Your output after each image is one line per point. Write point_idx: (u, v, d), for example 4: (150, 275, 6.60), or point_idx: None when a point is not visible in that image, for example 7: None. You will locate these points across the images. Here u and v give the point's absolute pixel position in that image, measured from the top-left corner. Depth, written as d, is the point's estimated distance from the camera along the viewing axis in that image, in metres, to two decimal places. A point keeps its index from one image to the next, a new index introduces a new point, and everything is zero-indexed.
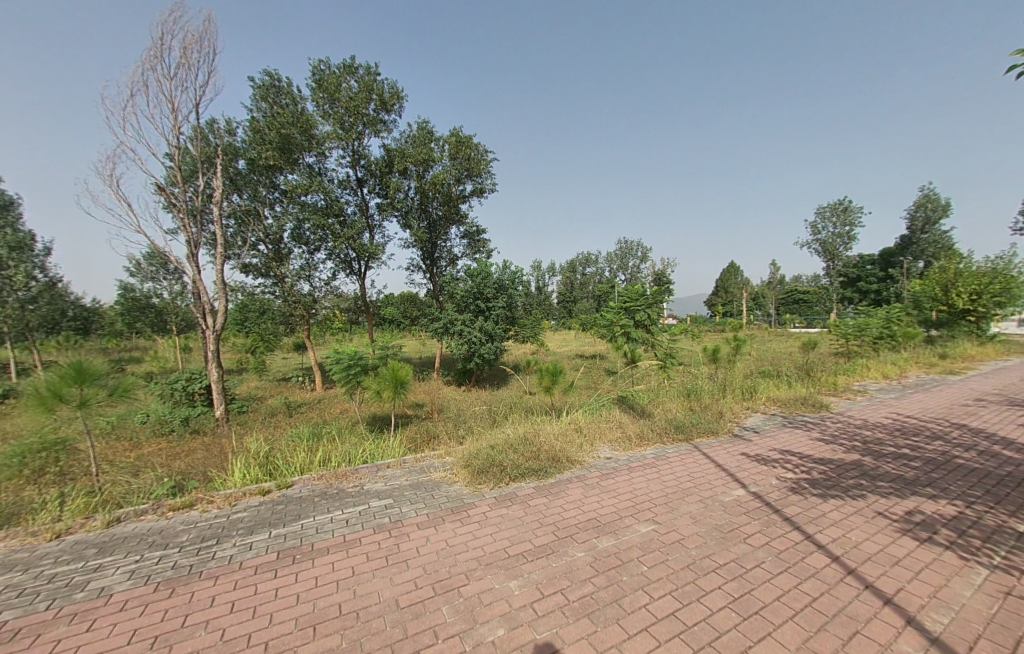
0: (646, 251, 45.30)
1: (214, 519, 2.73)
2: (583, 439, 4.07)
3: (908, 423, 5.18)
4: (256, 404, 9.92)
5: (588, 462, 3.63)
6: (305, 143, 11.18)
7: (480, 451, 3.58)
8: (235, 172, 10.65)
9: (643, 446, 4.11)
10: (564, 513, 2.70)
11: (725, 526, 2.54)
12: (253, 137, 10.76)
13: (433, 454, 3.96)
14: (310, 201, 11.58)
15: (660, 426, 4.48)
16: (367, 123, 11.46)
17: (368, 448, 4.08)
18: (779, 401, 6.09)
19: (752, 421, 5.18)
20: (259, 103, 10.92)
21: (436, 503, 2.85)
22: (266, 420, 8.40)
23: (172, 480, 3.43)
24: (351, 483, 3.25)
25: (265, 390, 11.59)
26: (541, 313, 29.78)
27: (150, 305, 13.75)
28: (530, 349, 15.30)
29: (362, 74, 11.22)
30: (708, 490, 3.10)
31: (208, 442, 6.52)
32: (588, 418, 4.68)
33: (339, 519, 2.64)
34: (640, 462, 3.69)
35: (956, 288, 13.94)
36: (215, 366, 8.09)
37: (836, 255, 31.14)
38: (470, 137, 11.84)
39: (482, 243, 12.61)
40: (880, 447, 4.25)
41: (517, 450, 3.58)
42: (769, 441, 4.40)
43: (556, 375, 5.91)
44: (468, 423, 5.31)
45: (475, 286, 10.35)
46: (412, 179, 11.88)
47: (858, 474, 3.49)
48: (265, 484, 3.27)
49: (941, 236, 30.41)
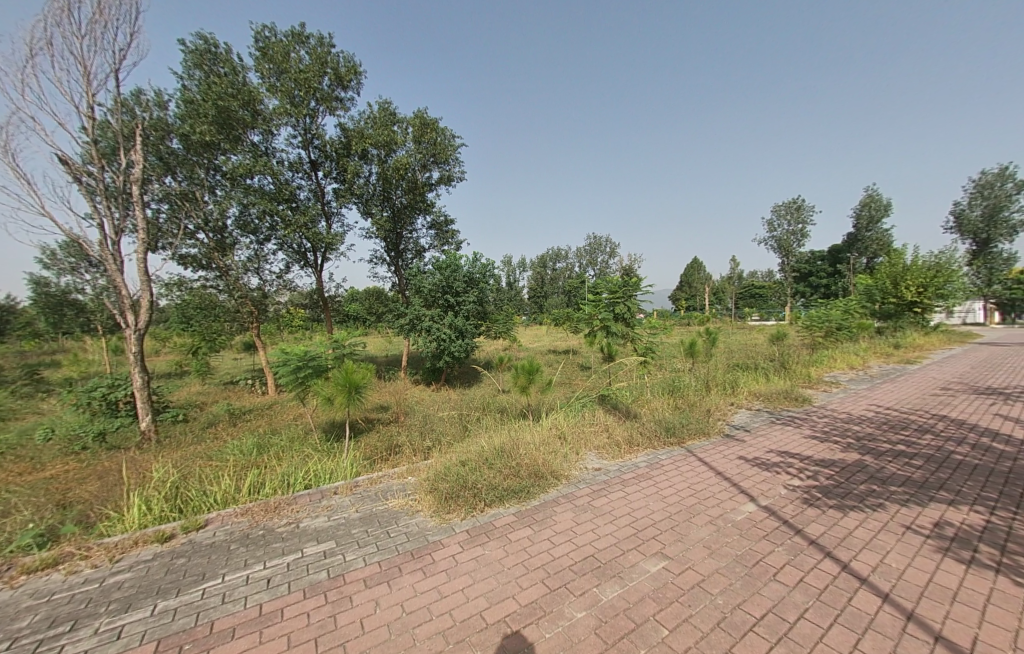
0: (615, 247, 45.87)
1: (81, 588, 2.02)
2: (567, 448, 3.57)
3: (892, 416, 5.04)
4: (196, 412, 8.85)
5: (575, 476, 3.13)
6: (249, 119, 10.07)
7: (449, 469, 2.99)
8: (167, 150, 9.44)
9: (633, 453, 3.65)
10: (554, 550, 2.17)
11: (747, 558, 2.09)
12: (188, 111, 9.56)
13: (393, 472, 3.34)
14: (256, 185, 10.47)
15: (649, 428, 4.05)
16: (321, 99, 10.47)
17: (314, 469, 3.41)
18: (762, 395, 5.86)
19: (740, 417, 4.87)
20: (192, 71, 9.64)
21: (391, 546, 2.24)
22: (203, 432, 7.41)
23: (39, 528, 2.64)
24: (282, 522, 2.58)
25: (208, 395, 10.43)
26: (512, 308, 29.44)
27: (69, 302, 12.11)
28: (502, 346, 14.78)
29: (313, 45, 10.18)
30: (715, 506, 2.66)
31: (127, 462, 5.54)
32: (570, 422, 4.17)
33: (257, 579, 1.99)
34: (633, 473, 3.22)
35: (905, 281, 14.53)
36: (140, 370, 7.02)
37: (791, 251, 32.52)
38: (436, 119, 11.08)
39: (450, 234, 11.90)
40: (875, 443, 4.02)
41: (493, 466, 3.02)
42: (764, 440, 4.07)
43: (533, 373, 5.41)
44: (435, 429, 4.69)
45: (443, 280, 9.69)
46: (372, 164, 10.97)
47: (866, 477, 3.18)
48: (168, 528, 2.56)
49: (884, 233, 32.07)
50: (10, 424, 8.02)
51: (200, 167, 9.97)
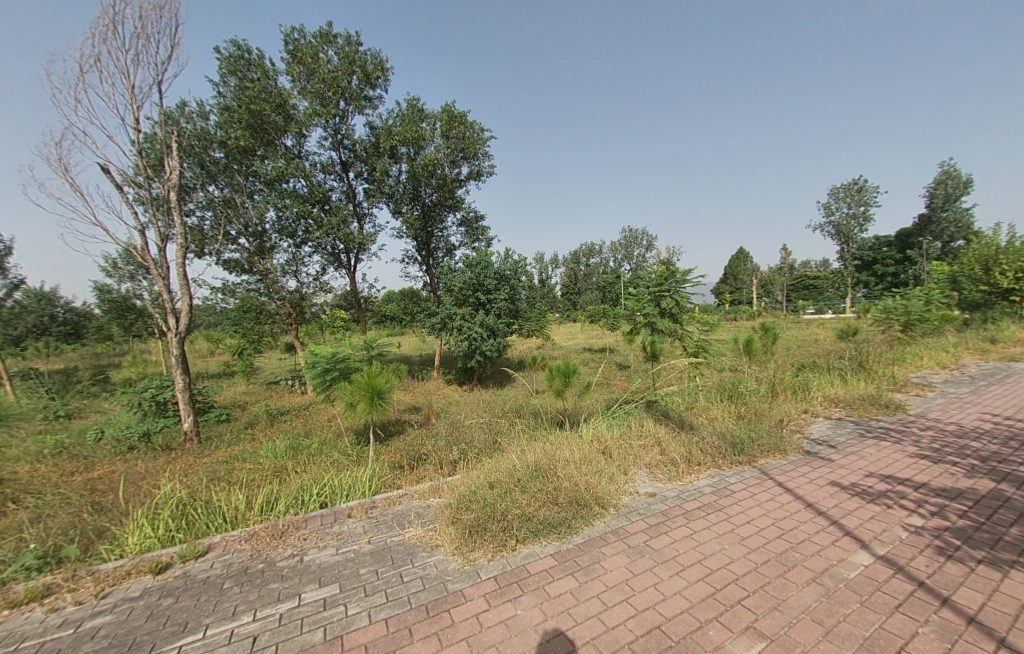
0: (652, 239, 44.12)
1: (55, 634, 1.79)
2: (613, 467, 3.04)
3: (1020, 429, 4.08)
4: (238, 411, 9.05)
5: (625, 505, 2.60)
6: (282, 123, 10.14)
7: (475, 494, 2.54)
8: (209, 158, 9.72)
9: (694, 474, 3.06)
10: (607, 614, 1.68)
11: (883, 645, 1.50)
12: (226, 119, 9.80)
13: (415, 491, 2.94)
14: (290, 189, 10.59)
15: (711, 443, 3.44)
16: (350, 99, 10.40)
17: (329, 485, 3.11)
18: (841, 401, 5.01)
19: (819, 429, 4.12)
20: (227, 79, 9.82)
21: (402, 597, 1.83)
22: (242, 433, 7.48)
23: (40, 549, 2.47)
24: (285, 553, 2.25)
25: (251, 395, 10.70)
26: (545, 306, 28.85)
27: (129, 307, 12.90)
28: (535, 345, 14.28)
29: (341, 45, 10.13)
30: (816, 555, 2.06)
31: (166, 465, 5.59)
32: (615, 434, 3.61)
33: (240, 638, 1.66)
34: (697, 502, 2.65)
35: (999, 265, 12.53)
36: (181, 372, 7.15)
37: (851, 238, 29.75)
38: (464, 112, 10.73)
39: (481, 230, 11.54)
40: (1010, 466, 3.18)
41: (526, 490, 2.56)
42: (857, 461, 3.33)
43: (569, 376, 4.90)
44: (464, 438, 4.30)
45: (474, 277, 9.33)
46: (401, 162, 10.79)
47: (1014, 515, 2.43)
48: (164, 556, 2.31)
49: (963, 213, 28.56)
50: (74, 423, 8.50)
51: (239, 174, 10.16)
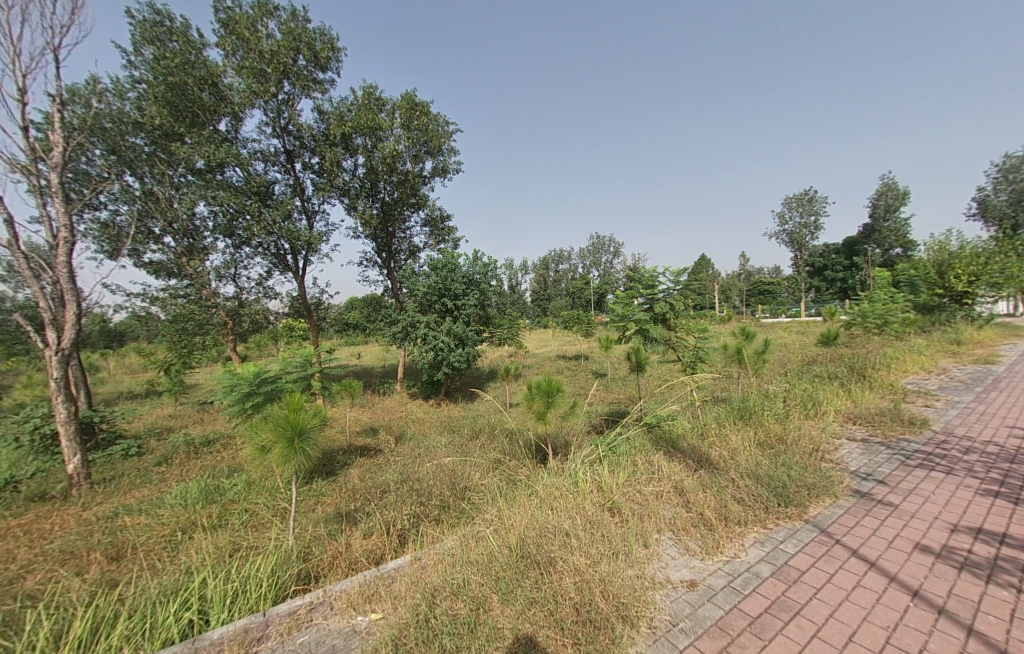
0: (619, 245, 44.40)
1: None
2: (629, 538, 2.15)
3: None
4: (155, 441, 7.52)
5: (661, 616, 1.69)
6: (211, 103, 8.70)
7: (429, 622, 1.57)
8: (125, 143, 8.10)
9: (737, 542, 2.22)
10: None
11: None
12: (144, 96, 8.36)
13: (340, 597, 1.89)
14: (224, 179, 9.13)
15: (747, 489, 2.63)
16: (295, 80, 9.18)
17: (205, 593, 2.00)
18: (858, 417, 4.43)
19: (852, 457, 3.45)
20: (143, 48, 8.35)
21: None
22: (151, 472, 6.04)
23: None
24: None
25: (177, 419, 9.08)
26: (514, 312, 27.96)
27: None
28: (506, 353, 13.37)
29: (285, 18, 8.88)
30: None
31: (21, 534, 4.15)
32: (620, 478, 2.72)
33: None
34: (761, 598, 1.81)
35: (953, 270, 12.48)
36: (64, 399, 5.61)
37: (804, 245, 30.93)
38: (427, 102, 9.74)
39: (447, 230, 10.54)
40: None
41: (508, 609, 1.62)
42: (925, 505, 2.61)
43: (553, 395, 3.99)
44: (423, 481, 3.27)
45: (439, 281, 8.28)
46: (356, 153, 9.61)
47: None
48: None
49: (902, 222, 30.33)
50: None
51: (164, 162, 8.76)
